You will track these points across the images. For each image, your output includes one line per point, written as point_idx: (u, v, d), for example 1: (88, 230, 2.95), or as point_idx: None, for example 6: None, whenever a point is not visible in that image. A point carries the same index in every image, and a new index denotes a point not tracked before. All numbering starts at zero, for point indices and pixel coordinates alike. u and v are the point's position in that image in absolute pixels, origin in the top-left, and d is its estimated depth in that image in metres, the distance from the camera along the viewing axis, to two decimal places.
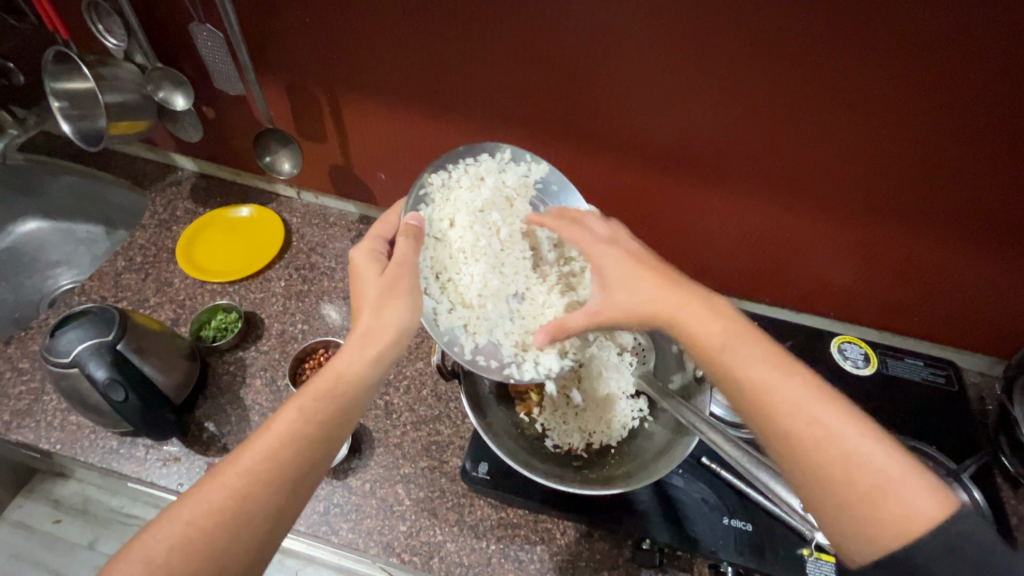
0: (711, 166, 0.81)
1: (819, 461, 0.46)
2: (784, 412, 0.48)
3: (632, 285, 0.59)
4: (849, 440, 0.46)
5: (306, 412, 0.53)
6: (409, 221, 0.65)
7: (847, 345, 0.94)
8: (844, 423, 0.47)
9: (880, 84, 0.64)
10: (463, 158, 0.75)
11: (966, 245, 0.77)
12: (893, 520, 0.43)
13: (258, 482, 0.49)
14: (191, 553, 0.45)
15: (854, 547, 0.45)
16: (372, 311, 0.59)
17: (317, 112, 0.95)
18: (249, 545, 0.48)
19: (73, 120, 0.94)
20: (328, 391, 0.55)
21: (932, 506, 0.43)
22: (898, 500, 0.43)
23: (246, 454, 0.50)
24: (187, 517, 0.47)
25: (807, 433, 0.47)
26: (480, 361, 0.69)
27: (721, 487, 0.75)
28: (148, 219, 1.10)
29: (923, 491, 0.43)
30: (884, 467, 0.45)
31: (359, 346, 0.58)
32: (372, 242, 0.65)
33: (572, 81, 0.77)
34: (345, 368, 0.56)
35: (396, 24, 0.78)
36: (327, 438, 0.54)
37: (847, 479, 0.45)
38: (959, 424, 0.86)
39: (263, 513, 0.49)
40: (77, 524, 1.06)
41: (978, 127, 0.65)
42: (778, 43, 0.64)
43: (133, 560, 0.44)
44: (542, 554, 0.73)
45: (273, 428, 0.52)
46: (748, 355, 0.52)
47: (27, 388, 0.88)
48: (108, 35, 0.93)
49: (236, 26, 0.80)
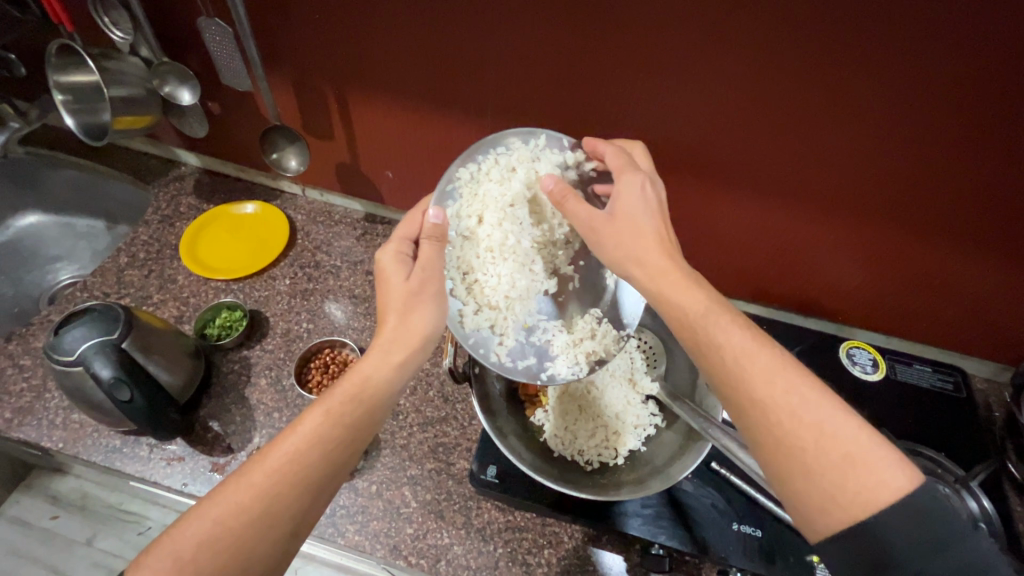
0: (725, 170, 0.80)
1: (792, 428, 0.45)
2: (762, 378, 0.47)
3: (633, 222, 0.57)
4: (822, 409, 0.45)
5: (332, 414, 0.52)
6: (430, 220, 0.61)
7: (856, 351, 0.94)
8: (820, 395, 0.46)
9: (900, 92, 0.64)
10: (494, 148, 0.70)
11: (977, 255, 0.77)
12: (859, 492, 0.42)
13: (284, 482, 0.49)
14: (218, 548, 0.45)
15: (823, 522, 0.43)
16: (398, 317, 0.58)
17: (326, 110, 0.94)
18: (270, 545, 0.47)
19: (77, 114, 0.93)
20: (355, 394, 0.54)
21: (900, 477, 0.42)
22: (868, 471, 0.42)
23: (273, 453, 0.50)
24: (215, 516, 0.46)
25: (782, 399, 0.46)
26: (510, 364, 0.68)
27: (730, 493, 0.74)
28: (152, 215, 1.09)
29: (894, 463, 0.43)
30: (855, 435, 0.44)
31: (385, 351, 0.57)
32: (397, 245, 0.61)
33: (586, 82, 0.76)
34: (370, 371, 0.56)
35: (409, 22, 0.76)
36: (351, 442, 0.53)
37: (818, 447, 0.44)
38: (969, 431, 0.85)
39: (288, 513, 0.48)
40: (76, 520, 1.05)
41: (989, 136, 0.64)
42: (796, 47, 0.63)
43: (161, 555, 0.44)
44: (549, 559, 0.72)
45: (299, 430, 0.51)
46: (728, 322, 0.51)
47: (28, 385, 0.87)
48: (114, 28, 0.92)
49: (246, 25, 0.78)
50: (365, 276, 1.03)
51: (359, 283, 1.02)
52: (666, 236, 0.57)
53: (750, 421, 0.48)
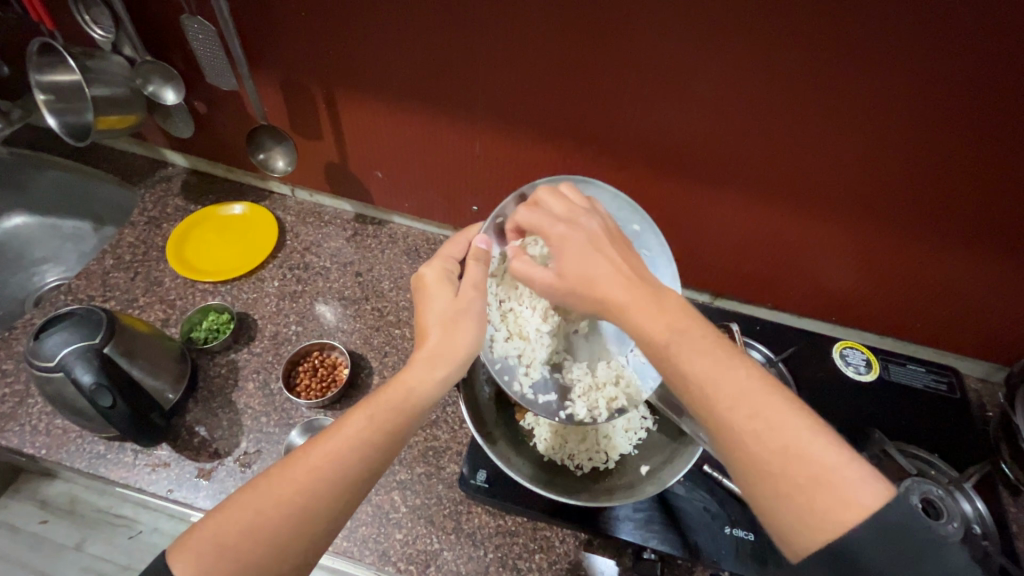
0: (719, 170, 0.79)
1: (756, 452, 0.43)
2: (726, 405, 0.45)
3: (580, 266, 0.53)
4: (787, 432, 0.43)
5: (375, 420, 0.51)
6: (478, 244, 0.62)
7: (849, 351, 0.94)
8: (786, 414, 0.44)
9: (897, 90, 0.63)
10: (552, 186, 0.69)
11: (972, 254, 0.76)
12: (824, 515, 0.41)
13: (322, 483, 0.48)
14: (259, 539, 0.45)
15: (795, 542, 0.42)
16: (443, 331, 0.56)
17: (312, 109, 0.93)
18: (303, 546, 0.47)
19: (59, 115, 0.92)
20: (400, 405, 0.52)
21: (867, 496, 0.41)
22: (835, 493, 0.41)
23: (315, 452, 0.49)
24: (255, 508, 0.46)
25: (747, 427, 0.44)
26: (531, 397, 0.68)
27: (723, 495, 0.74)
28: (138, 217, 1.08)
29: (859, 482, 0.41)
30: (823, 457, 0.42)
31: (430, 364, 0.55)
32: (442, 263, 0.61)
33: (575, 80, 0.75)
34: (415, 383, 0.53)
35: (395, 19, 0.75)
36: (391, 450, 0.51)
37: (785, 472, 0.42)
38: (964, 432, 0.85)
39: (325, 514, 0.47)
40: (65, 525, 1.03)
41: (986, 135, 0.64)
42: (787, 45, 0.63)
43: (201, 541, 0.45)
44: (541, 564, 0.71)
45: (343, 433, 0.50)
46: (692, 350, 0.47)
47: (11, 390, 0.86)
48: (95, 26, 0.90)
49: (229, 22, 0.77)
50: (355, 277, 1.02)
51: (348, 284, 1.01)
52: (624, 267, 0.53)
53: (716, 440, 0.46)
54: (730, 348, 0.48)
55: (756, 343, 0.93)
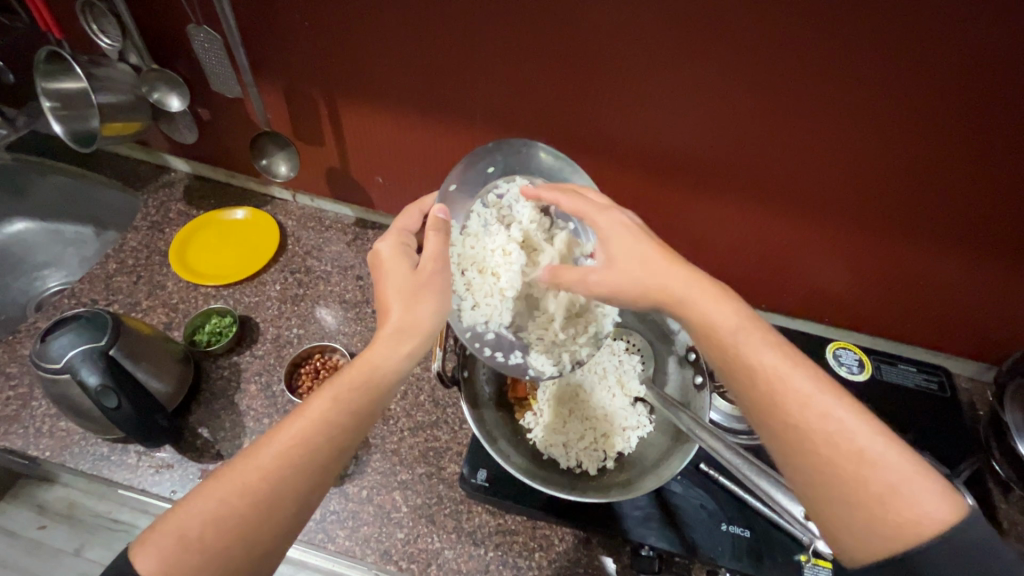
0: (713, 173, 0.81)
1: (829, 455, 0.45)
2: (797, 404, 0.47)
3: (632, 254, 0.57)
4: (861, 437, 0.46)
5: (340, 400, 0.52)
6: (436, 214, 0.62)
7: (842, 351, 0.95)
8: (857, 419, 0.47)
9: (883, 94, 0.65)
10: (497, 154, 0.73)
11: (958, 254, 0.78)
12: (900, 521, 0.43)
13: (291, 466, 0.48)
14: (224, 530, 0.45)
15: (862, 547, 0.44)
16: (403, 306, 0.58)
17: (315, 115, 0.94)
18: (271, 531, 0.47)
19: (65, 121, 0.93)
20: (363, 382, 0.54)
21: (941, 509, 0.43)
22: (910, 502, 0.43)
23: (280, 438, 0.49)
24: (220, 496, 0.46)
25: (819, 428, 0.46)
26: (500, 358, 0.70)
27: (718, 492, 0.75)
28: (141, 222, 1.09)
29: (931, 492, 0.44)
30: (896, 466, 0.45)
31: (394, 340, 0.56)
32: (399, 235, 0.64)
33: (573, 87, 0.77)
34: (379, 359, 0.55)
35: (398, 29, 0.77)
36: (358, 428, 0.52)
37: (856, 476, 0.45)
38: (955, 430, 0.86)
39: (292, 499, 0.48)
40: (63, 529, 1.04)
41: (971, 138, 0.66)
42: (778, 52, 0.65)
43: (164, 534, 0.44)
44: (540, 562, 0.72)
45: (307, 414, 0.51)
46: (759, 342, 0.51)
47: (14, 393, 0.87)
48: (102, 35, 0.92)
49: (235, 30, 0.79)
50: (356, 281, 1.04)
51: (349, 287, 1.03)
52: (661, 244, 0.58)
53: (777, 441, 0.48)
54: (795, 349, 0.51)
55: None
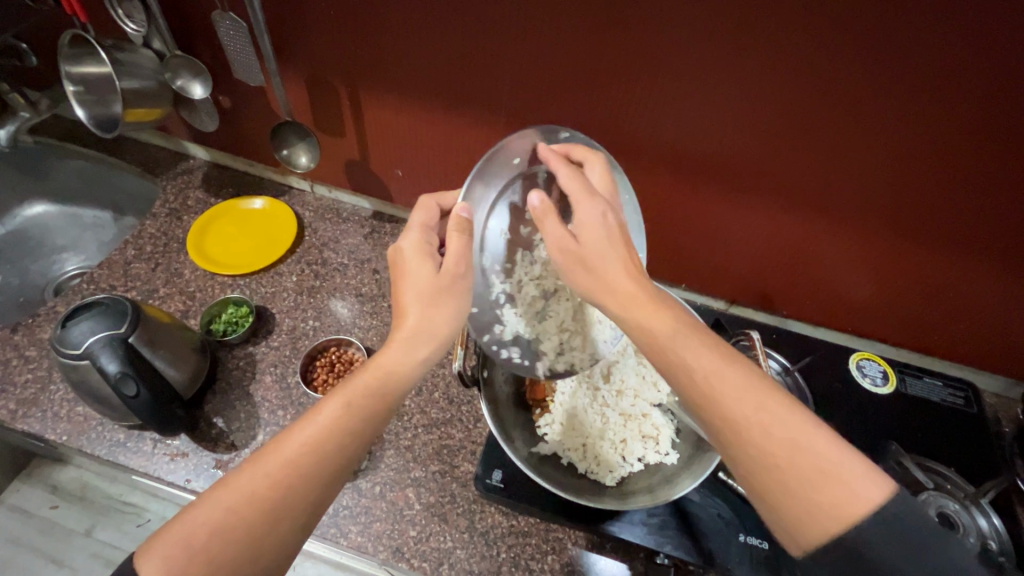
0: (742, 180, 0.79)
1: (760, 449, 0.45)
2: (728, 407, 0.46)
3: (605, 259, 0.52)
4: (792, 428, 0.45)
5: (352, 407, 0.51)
6: (460, 213, 0.59)
7: (866, 362, 0.93)
8: (787, 410, 0.46)
9: (918, 104, 0.63)
10: (533, 139, 0.65)
11: (989, 268, 0.76)
12: (836, 504, 0.43)
13: (301, 474, 0.48)
14: (231, 538, 0.45)
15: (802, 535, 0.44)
16: (420, 310, 0.55)
17: (337, 106, 0.94)
18: (278, 541, 0.46)
19: (88, 106, 0.92)
20: (376, 388, 0.52)
21: (872, 491, 0.43)
22: (843, 486, 0.43)
23: (289, 444, 0.49)
24: (228, 504, 0.46)
25: (753, 419, 0.46)
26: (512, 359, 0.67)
27: (738, 504, 0.74)
28: (159, 208, 1.09)
29: (865, 476, 0.44)
30: (824, 452, 0.44)
31: (408, 345, 0.55)
32: (422, 232, 0.60)
33: (602, 84, 0.75)
34: (392, 365, 0.53)
35: (425, 20, 0.76)
36: (369, 434, 0.52)
37: (791, 465, 0.44)
38: (982, 448, 0.84)
39: (300, 506, 0.47)
40: (75, 510, 1.05)
41: (1003, 149, 0.64)
42: (817, 55, 0.62)
43: (171, 542, 0.44)
44: (553, 565, 0.72)
45: (318, 420, 0.50)
46: (697, 355, 0.48)
47: (33, 376, 0.87)
48: (127, 20, 0.91)
49: (260, 17, 0.78)
50: (372, 274, 1.03)
51: (365, 281, 1.02)
52: (635, 263, 0.53)
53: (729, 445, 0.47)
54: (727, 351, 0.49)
55: (774, 353, 0.93)
